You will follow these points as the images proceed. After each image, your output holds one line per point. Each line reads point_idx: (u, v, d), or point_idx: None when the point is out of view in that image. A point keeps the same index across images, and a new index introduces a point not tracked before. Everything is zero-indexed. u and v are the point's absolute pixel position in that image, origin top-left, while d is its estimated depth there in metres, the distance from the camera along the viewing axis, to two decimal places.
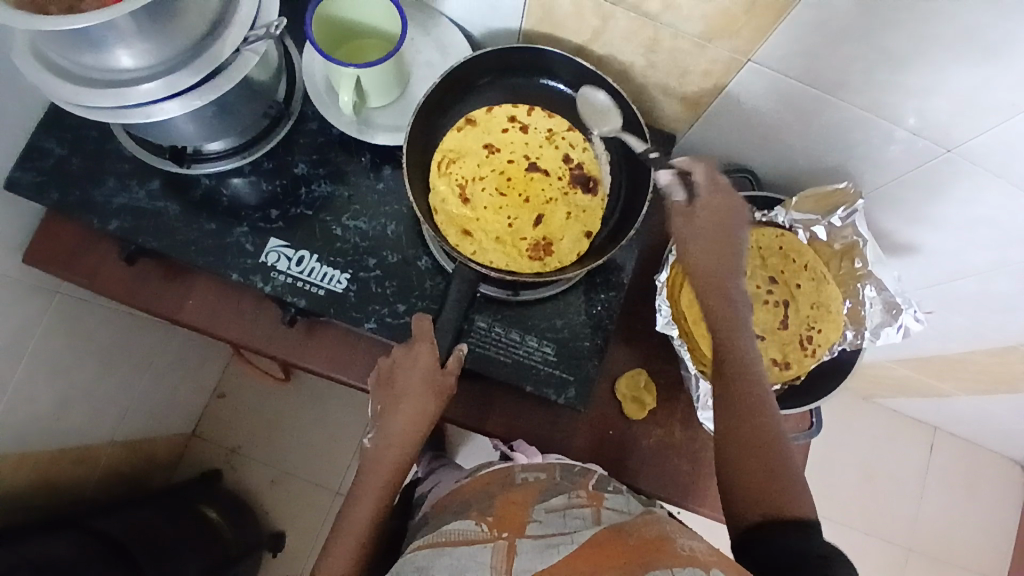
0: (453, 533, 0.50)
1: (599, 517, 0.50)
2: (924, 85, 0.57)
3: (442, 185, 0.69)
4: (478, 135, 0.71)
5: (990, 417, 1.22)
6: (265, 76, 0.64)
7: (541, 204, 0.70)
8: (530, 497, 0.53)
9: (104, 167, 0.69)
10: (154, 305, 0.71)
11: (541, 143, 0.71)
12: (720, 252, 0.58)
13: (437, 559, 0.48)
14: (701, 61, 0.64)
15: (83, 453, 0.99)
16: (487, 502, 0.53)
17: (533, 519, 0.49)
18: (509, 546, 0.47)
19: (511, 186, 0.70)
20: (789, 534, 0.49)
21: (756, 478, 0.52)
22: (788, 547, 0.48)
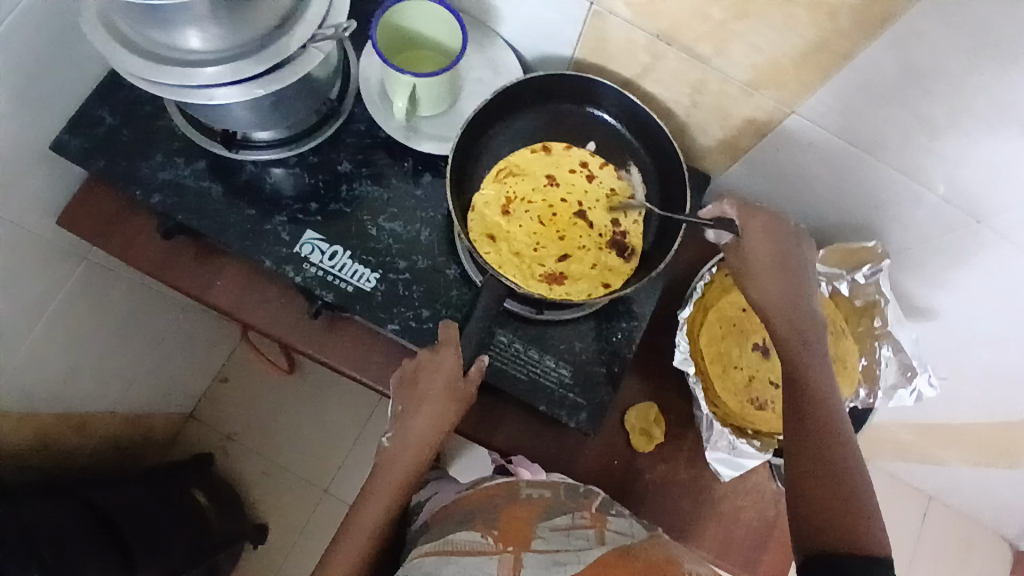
0: (460, 543, 0.50)
1: (603, 538, 0.51)
2: (960, 155, 0.58)
3: (491, 190, 0.71)
4: (547, 164, 0.72)
5: (987, 490, 1.22)
6: (324, 74, 0.66)
7: (571, 246, 0.71)
8: (535, 513, 0.53)
9: (153, 142, 0.71)
10: (184, 283, 0.72)
11: (598, 198, 0.72)
12: (785, 278, 0.58)
13: (445, 566, 0.49)
14: (746, 107, 0.66)
15: (85, 421, 0.99)
16: (492, 512, 0.53)
17: (537, 534, 0.50)
18: (515, 560, 0.48)
19: (553, 219, 0.72)
20: (847, 558, 0.48)
21: (823, 505, 0.51)
22: (851, 575, 0.47)
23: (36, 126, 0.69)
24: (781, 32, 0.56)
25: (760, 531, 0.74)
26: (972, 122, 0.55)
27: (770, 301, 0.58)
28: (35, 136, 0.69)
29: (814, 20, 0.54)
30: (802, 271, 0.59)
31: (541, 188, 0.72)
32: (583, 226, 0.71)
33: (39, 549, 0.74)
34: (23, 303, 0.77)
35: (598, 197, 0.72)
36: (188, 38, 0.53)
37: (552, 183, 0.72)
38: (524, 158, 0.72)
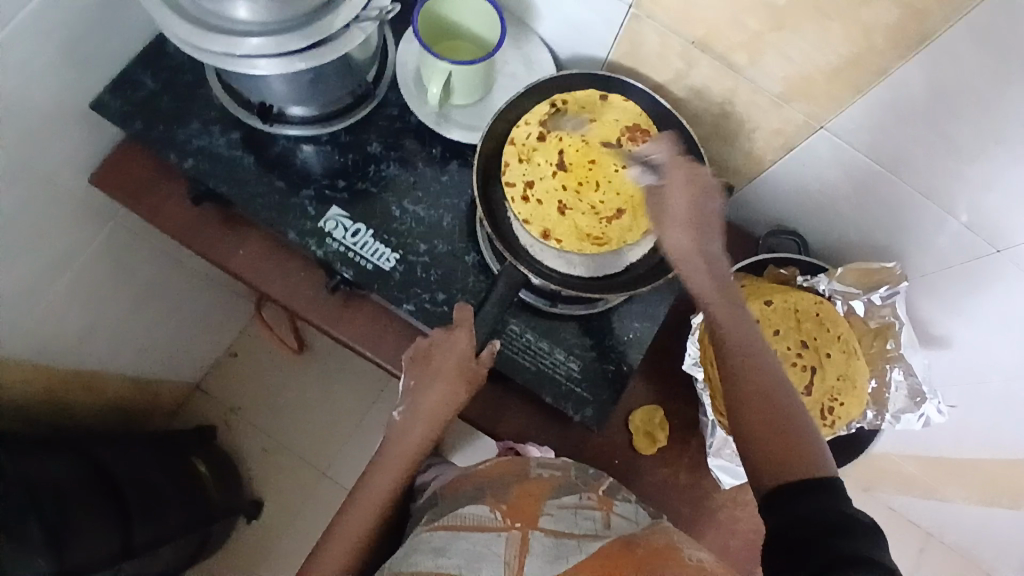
0: (469, 518, 0.50)
1: (608, 520, 0.51)
2: (983, 180, 0.58)
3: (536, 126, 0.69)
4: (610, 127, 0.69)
5: (991, 532, 1.19)
6: (363, 56, 0.68)
7: (567, 202, 0.67)
8: (544, 491, 0.53)
9: (189, 110, 0.72)
10: (209, 250, 0.74)
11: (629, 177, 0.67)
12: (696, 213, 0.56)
13: (455, 541, 0.48)
14: (774, 119, 0.67)
15: (96, 380, 1.01)
16: (504, 488, 0.54)
17: (545, 512, 0.51)
18: (522, 540, 0.48)
19: (580, 169, 0.68)
20: (803, 498, 0.46)
21: (775, 450, 0.49)
22: (807, 515, 0.45)
23: (80, 85, 0.71)
24: (815, 46, 0.57)
25: (757, 543, 0.74)
26: (998, 147, 0.55)
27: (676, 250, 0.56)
28: (78, 95, 0.71)
29: (848, 35, 0.55)
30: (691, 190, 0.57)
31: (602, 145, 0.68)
32: (585, 213, 0.67)
33: (39, 504, 0.76)
34: (50, 256, 0.79)
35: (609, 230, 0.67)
36: (238, 7, 0.55)
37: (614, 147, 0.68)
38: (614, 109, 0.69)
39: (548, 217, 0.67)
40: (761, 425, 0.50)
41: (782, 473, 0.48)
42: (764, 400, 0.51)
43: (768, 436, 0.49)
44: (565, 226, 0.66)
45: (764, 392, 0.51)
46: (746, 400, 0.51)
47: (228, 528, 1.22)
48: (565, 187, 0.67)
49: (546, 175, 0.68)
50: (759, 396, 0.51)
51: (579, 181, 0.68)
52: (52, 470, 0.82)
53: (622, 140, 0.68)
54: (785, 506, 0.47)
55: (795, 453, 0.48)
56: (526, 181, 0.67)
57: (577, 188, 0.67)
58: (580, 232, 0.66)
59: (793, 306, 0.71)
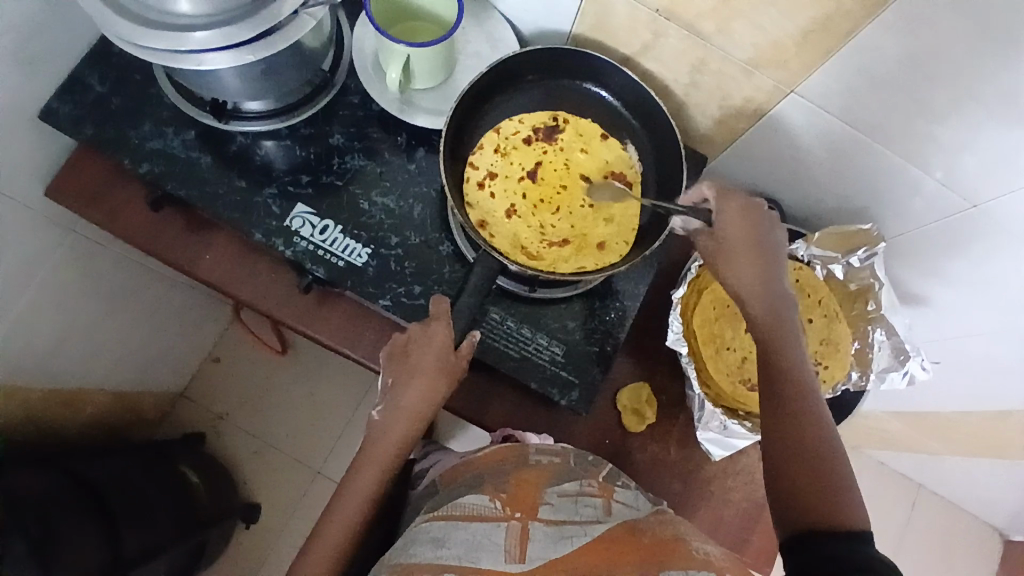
0: (468, 508, 0.48)
1: (609, 508, 0.50)
2: (956, 140, 0.58)
3: (527, 132, 0.72)
4: (591, 163, 0.71)
5: (975, 481, 1.22)
6: (316, 44, 0.65)
7: (519, 209, 0.70)
8: (542, 480, 0.52)
9: (142, 111, 0.69)
10: (173, 255, 0.71)
11: (586, 213, 0.70)
12: (757, 260, 0.57)
13: (453, 532, 0.46)
14: (745, 87, 0.65)
15: (74, 396, 0.98)
16: (502, 478, 0.52)
17: (545, 501, 0.49)
18: (522, 529, 0.46)
19: (544, 185, 0.71)
20: (837, 542, 0.47)
21: (811, 492, 0.50)
22: (840, 556, 0.46)
23: (23, 91, 0.67)
24: (783, 10, 0.55)
25: (751, 513, 0.74)
26: (970, 105, 0.54)
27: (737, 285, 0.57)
28: (22, 103, 0.68)
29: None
30: (774, 253, 0.58)
31: (576, 173, 0.71)
32: (529, 228, 0.69)
33: (25, 521, 0.73)
34: (10, 274, 0.76)
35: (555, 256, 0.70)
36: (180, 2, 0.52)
37: (585, 180, 0.71)
38: (604, 149, 0.72)
39: (495, 213, 0.70)
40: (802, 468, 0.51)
41: (813, 516, 0.49)
42: (813, 444, 0.52)
43: (805, 478, 0.51)
44: (505, 231, 0.69)
45: (816, 439, 0.52)
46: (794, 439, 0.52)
47: (225, 533, 1.21)
48: (522, 196, 0.70)
49: (514, 182, 0.71)
50: (808, 439, 0.52)
51: (538, 199, 0.70)
52: (36, 487, 0.79)
53: (597, 182, 0.71)
54: (818, 545, 0.48)
55: (831, 499, 0.50)
56: (490, 171, 0.71)
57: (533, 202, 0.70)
58: (518, 241, 0.69)
59: None
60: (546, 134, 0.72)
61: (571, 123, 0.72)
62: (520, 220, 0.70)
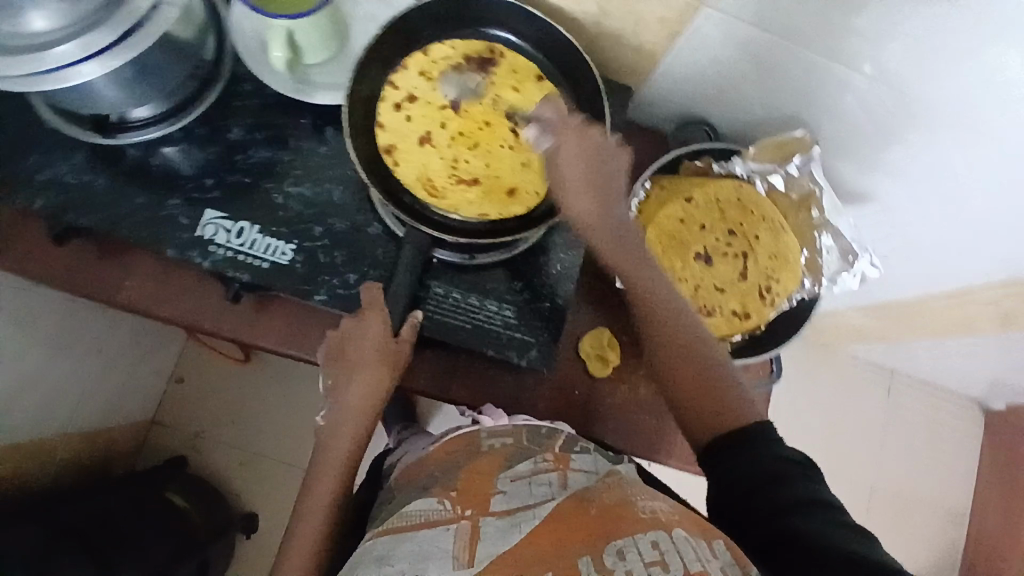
0: (417, 515, 0.49)
1: (564, 481, 0.50)
2: (874, 29, 0.55)
3: (456, 62, 0.67)
4: (518, 105, 0.67)
5: (945, 359, 1.26)
6: (189, 33, 0.59)
7: (435, 139, 0.66)
8: (495, 467, 0.52)
9: (18, 141, 0.64)
10: (89, 288, 0.67)
11: (503, 152, 0.67)
12: (603, 194, 0.58)
13: (398, 546, 0.46)
14: (655, 8, 0.61)
15: (35, 448, 0.94)
16: (453, 474, 0.52)
17: (497, 490, 0.49)
18: (472, 528, 0.46)
19: (466, 117, 0.67)
20: (741, 453, 0.52)
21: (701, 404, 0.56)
22: (750, 468, 0.51)
23: None
24: None
25: None
26: None
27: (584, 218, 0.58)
28: None
29: None
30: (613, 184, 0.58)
31: (501, 112, 0.67)
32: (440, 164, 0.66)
33: None
34: None
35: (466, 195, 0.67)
36: (33, 19, 0.48)
37: (509, 119, 0.67)
38: (533, 91, 0.67)
39: (408, 139, 0.66)
40: (693, 384, 0.57)
41: (710, 425, 0.55)
42: (697, 360, 0.57)
43: (697, 393, 0.56)
44: (414, 161, 0.66)
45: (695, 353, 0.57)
46: (682, 359, 0.57)
47: (229, 546, 1.19)
48: (439, 128, 0.67)
49: (434, 112, 0.67)
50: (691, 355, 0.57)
51: (457, 131, 0.67)
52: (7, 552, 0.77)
53: (525, 126, 0.67)
54: (727, 459, 0.53)
55: (721, 407, 0.55)
56: (411, 94, 0.66)
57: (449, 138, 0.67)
58: (427, 175, 0.66)
59: (714, 199, 0.69)
60: (479, 65, 0.67)
61: (504, 59, 0.68)
62: (433, 151, 0.66)
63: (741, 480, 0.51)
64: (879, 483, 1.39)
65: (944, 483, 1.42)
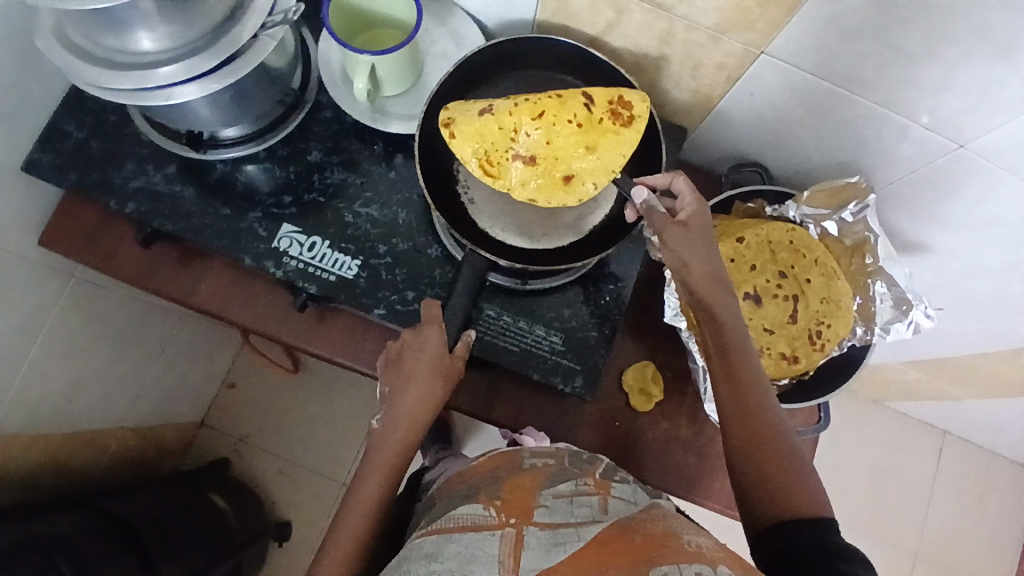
0: (461, 519, 0.50)
1: (605, 506, 0.52)
2: (933, 79, 0.56)
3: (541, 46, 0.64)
4: (597, 91, 0.63)
5: (1000, 422, 1.21)
6: (282, 64, 0.65)
7: (498, 109, 0.63)
8: (537, 482, 0.55)
9: (122, 152, 0.70)
10: (170, 288, 0.72)
11: (568, 132, 0.63)
12: (700, 249, 0.58)
13: (446, 545, 0.48)
14: (715, 53, 0.63)
15: (94, 438, 1.00)
16: (495, 485, 0.55)
17: (539, 504, 0.51)
18: (517, 536, 0.47)
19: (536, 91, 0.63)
20: (805, 531, 0.50)
21: (776, 485, 0.53)
22: (808, 544, 0.50)
23: (5, 146, 0.69)
24: None
25: None
26: (943, 43, 0.53)
27: (703, 280, 0.57)
28: (6, 158, 0.69)
29: None
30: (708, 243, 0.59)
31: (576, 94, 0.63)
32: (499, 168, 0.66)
33: (57, 567, 0.75)
34: (16, 327, 0.77)
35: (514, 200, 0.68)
36: (143, 39, 0.52)
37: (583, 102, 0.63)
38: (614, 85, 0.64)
39: (466, 112, 0.64)
40: (767, 461, 0.54)
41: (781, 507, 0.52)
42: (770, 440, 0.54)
43: (771, 473, 0.53)
44: (471, 133, 0.63)
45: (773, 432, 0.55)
46: (757, 437, 0.54)
47: (259, 555, 1.22)
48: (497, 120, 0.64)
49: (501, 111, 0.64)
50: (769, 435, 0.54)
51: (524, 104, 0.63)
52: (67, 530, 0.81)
53: (598, 108, 0.63)
54: (789, 538, 0.51)
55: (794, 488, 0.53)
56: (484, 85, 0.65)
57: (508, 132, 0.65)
58: (484, 149, 0.63)
59: (766, 239, 0.69)
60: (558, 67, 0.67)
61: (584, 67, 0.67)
62: (492, 122, 0.63)
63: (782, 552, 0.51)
64: (925, 549, 1.32)
65: (995, 555, 1.34)
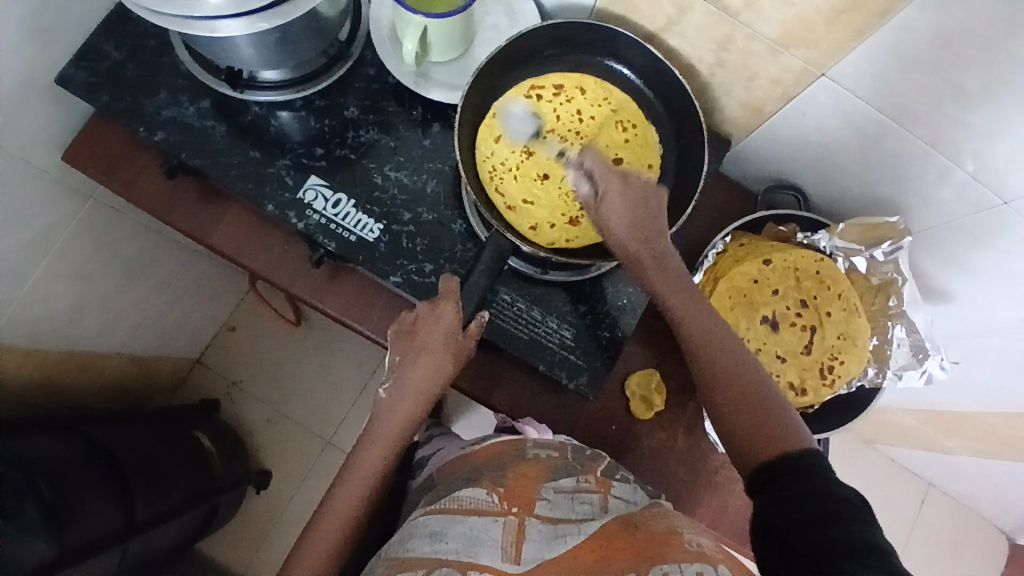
0: (466, 501, 0.53)
1: (605, 505, 0.54)
2: (992, 131, 0.55)
3: (597, 107, 0.68)
4: (617, 141, 0.68)
5: (990, 481, 1.20)
6: (332, 12, 0.63)
7: (559, 121, 0.68)
8: (541, 474, 0.56)
9: (157, 78, 0.69)
10: (188, 224, 0.71)
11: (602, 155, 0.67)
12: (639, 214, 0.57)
13: (451, 526, 0.51)
14: (773, 68, 0.61)
15: (89, 361, 0.99)
16: (500, 471, 0.56)
17: (542, 497, 0.54)
18: (519, 525, 0.51)
19: (580, 125, 0.68)
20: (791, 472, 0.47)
21: (758, 440, 0.50)
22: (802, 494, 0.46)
23: (42, 55, 0.68)
24: None
25: None
26: (1008, 96, 0.51)
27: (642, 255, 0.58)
28: (41, 68, 0.68)
29: None
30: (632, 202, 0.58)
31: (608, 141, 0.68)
32: (537, 139, 0.67)
33: (35, 481, 0.75)
34: (29, 238, 0.77)
35: (511, 190, 0.66)
36: None
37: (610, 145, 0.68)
38: (633, 143, 0.68)
39: (538, 109, 0.68)
40: (743, 417, 0.52)
41: (764, 463, 0.49)
42: (750, 401, 0.52)
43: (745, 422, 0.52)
44: (541, 128, 0.67)
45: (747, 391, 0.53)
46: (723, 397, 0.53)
47: (237, 499, 1.22)
48: (592, 118, 0.68)
49: (606, 101, 0.69)
50: (742, 395, 0.53)
51: (568, 130, 0.67)
52: (50, 451, 0.82)
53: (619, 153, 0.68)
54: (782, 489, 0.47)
55: (776, 436, 0.50)
56: (557, 94, 0.68)
57: (580, 124, 0.68)
58: (555, 147, 0.67)
59: (792, 265, 0.68)
60: (612, 109, 0.68)
61: (630, 121, 0.68)
62: (558, 127, 0.67)
63: (776, 515, 0.46)
64: None
65: None
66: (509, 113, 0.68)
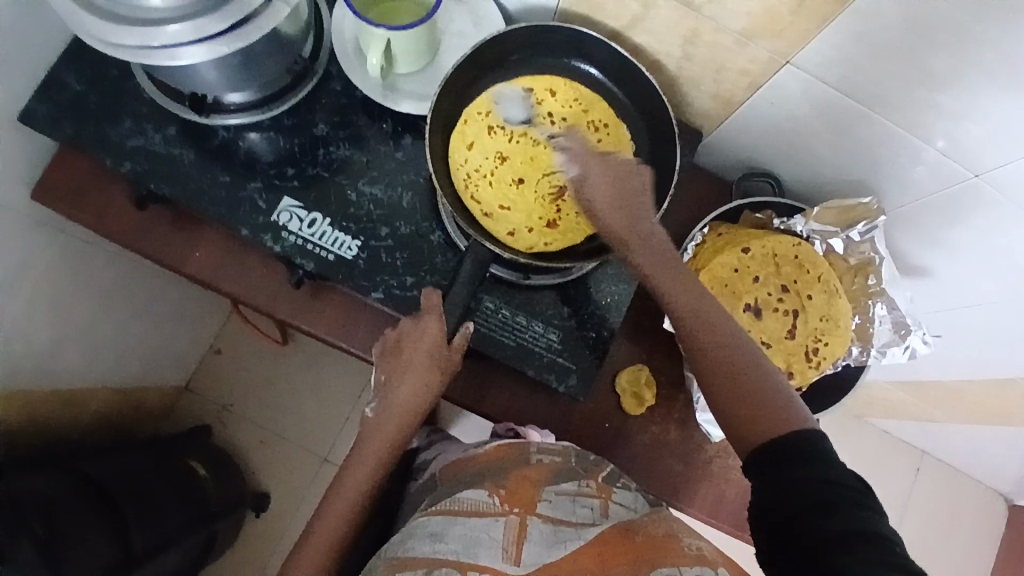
0: (468, 503, 0.53)
1: (605, 510, 0.54)
2: (959, 109, 0.56)
3: (568, 108, 0.69)
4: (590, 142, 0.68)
5: (980, 446, 1.22)
6: (294, 30, 0.63)
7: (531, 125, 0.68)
8: (543, 477, 0.55)
9: (121, 107, 0.68)
10: (162, 253, 0.70)
11: None
12: (623, 196, 0.57)
13: (452, 526, 0.51)
14: (740, 59, 0.62)
15: (75, 396, 0.97)
16: (502, 473, 0.56)
17: (544, 498, 0.53)
18: (520, 525, 0.51)
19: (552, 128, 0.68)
20: (791, 450, 0.46)
21: (754, 410, 0.49)
22: (801, 478, 0.45)
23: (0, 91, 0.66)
24: None
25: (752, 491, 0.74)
26: (972, 72, 0.52)
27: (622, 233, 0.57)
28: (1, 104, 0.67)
29: None
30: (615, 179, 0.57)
31: None
32: (510, 144, 0.67)
33: (30, 523, 0.74)
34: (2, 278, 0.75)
35: (488, 196, 0.66)
36: None
37: None
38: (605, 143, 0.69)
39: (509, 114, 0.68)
40: (737, 384, 0.50)
41: (759, 434, 0.48)
42: (748, 370, 0.50)
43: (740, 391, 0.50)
44: (514, 132, 0.68)
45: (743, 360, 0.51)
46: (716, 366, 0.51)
47: (236, 524, 1.21)
48: (564, 120, 0.68)
49: (577, 102, 0.69)
50: (737, 364, 0.51)
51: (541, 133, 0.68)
52: (43, 491, 0.80)
53: None
54: (785, 470, 0.46)
55: (774, 408, 0.48)
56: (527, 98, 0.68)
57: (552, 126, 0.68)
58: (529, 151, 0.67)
59: (771, 251, 0.68)
60: (583, 110, 0.69)
61: (602, 121, 0.69)
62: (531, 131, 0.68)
63: (767, 498, 0.46)
64: None
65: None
66: (480, 119, 0.68)
